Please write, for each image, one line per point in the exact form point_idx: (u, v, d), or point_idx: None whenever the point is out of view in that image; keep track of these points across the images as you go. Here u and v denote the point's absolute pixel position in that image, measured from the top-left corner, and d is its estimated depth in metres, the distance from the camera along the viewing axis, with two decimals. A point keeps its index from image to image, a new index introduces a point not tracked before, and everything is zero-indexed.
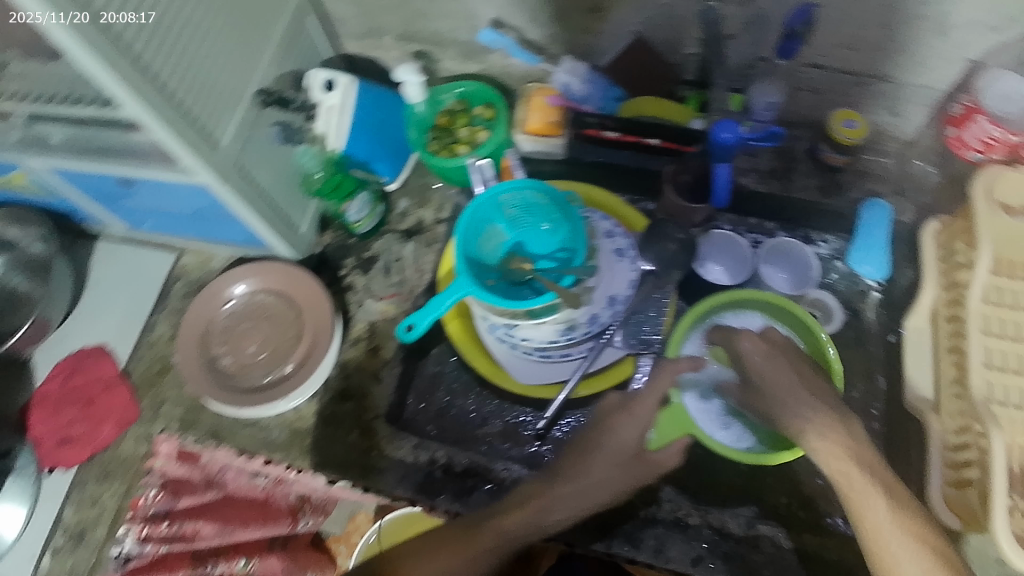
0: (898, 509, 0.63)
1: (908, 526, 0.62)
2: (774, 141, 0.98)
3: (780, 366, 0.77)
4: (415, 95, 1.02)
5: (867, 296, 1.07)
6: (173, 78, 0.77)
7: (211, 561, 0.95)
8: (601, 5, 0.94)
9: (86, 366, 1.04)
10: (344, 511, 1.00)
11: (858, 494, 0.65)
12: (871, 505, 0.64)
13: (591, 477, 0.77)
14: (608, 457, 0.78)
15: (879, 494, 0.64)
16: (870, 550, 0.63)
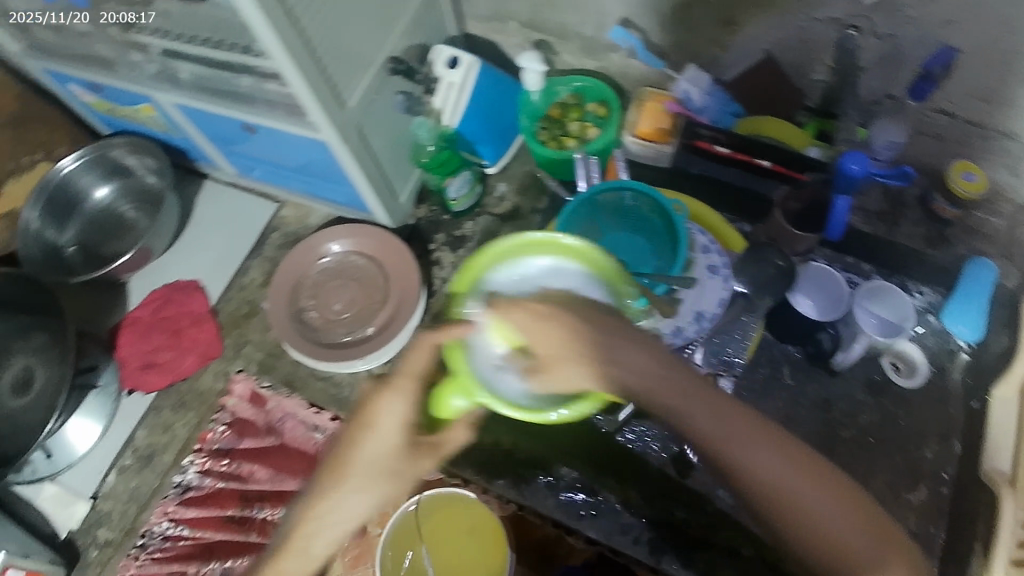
0: (866, 530, 0.57)
1: (883, 540, 0.57)
2: (903, 181, 0.93)
3: (631, 372, 0.55)
4: (534, 83, 1.02)
5: (955, 357, 1.02)
6: (315, 33, 0.79)
7: (257, 505, 0.97)
8: (735, 19, 0.94)
9: (179, 298, 1.08)
10: None
11: (823, 532, 0.57)
12: (840, 538, 0.57)
13: (365, 483, 0.64)
14: (372, 462, 0.63)
15: (759, 453, 0.57)
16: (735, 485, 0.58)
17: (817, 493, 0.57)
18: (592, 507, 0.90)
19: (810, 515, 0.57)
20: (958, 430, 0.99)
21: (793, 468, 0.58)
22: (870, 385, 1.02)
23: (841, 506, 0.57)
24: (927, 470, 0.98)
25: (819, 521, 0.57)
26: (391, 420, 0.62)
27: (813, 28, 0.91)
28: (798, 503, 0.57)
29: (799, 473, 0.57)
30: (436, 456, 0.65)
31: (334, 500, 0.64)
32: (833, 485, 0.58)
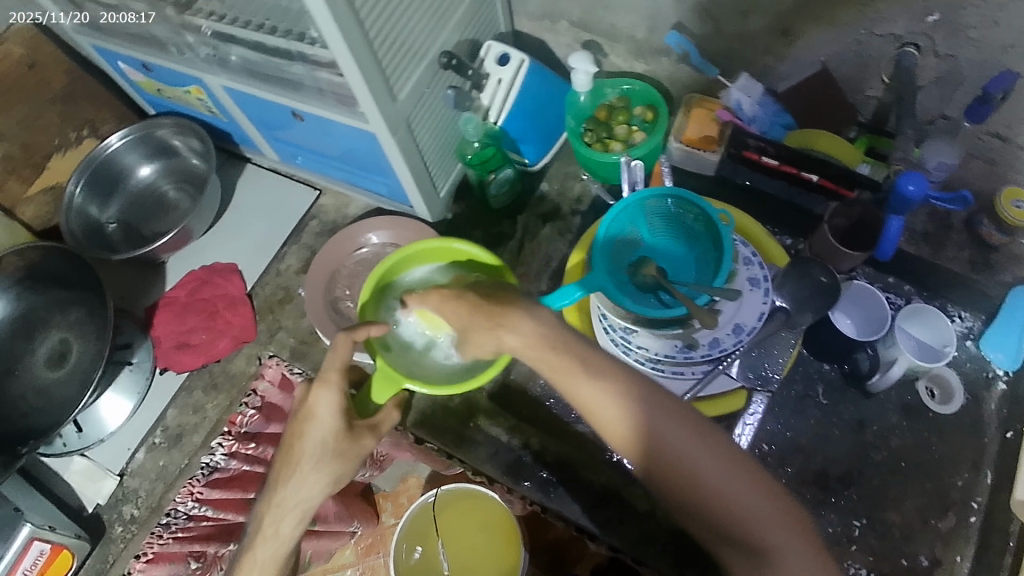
0: (749, 485, 0.58)
1: (768, 496, 0.58)
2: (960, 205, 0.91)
3: (534, 341, 0.63)
4: (583, 85, 1.01)
5: (991, 386, 1.00)
6: (374, 24, 0.79)
7: None
8: (792, 30, 0.93)
9: (216, 281, 1.08)
10: (398, 472, 1.12)
11: (701, 490, 0.58)
12: (722, 496, 0.57)
13: (317, 473, 0.65)
14: (314, 451, 0.65)
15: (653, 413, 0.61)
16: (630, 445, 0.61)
17: (691, 447, 0.59)
18: (620, 517, 0.89)
19: (685, 471, 0.58)
20: (990, 459, 0.97)
21: (667, 423, 0.60)
22: (904, 409, 1.00)
23: (717, 457, 0.59)
24: (957, 498, 0.96)
25: (695, 479, 0.58)
26: (327, 410, 0.65)
27: (872, 44, 0.90)
28: (674, 459, 0.59)
29: (673, 427, 0.60)
30: (376, 436, 0.67)
31: (289, 496, 0.65)
32: (708, 443, 0.59)
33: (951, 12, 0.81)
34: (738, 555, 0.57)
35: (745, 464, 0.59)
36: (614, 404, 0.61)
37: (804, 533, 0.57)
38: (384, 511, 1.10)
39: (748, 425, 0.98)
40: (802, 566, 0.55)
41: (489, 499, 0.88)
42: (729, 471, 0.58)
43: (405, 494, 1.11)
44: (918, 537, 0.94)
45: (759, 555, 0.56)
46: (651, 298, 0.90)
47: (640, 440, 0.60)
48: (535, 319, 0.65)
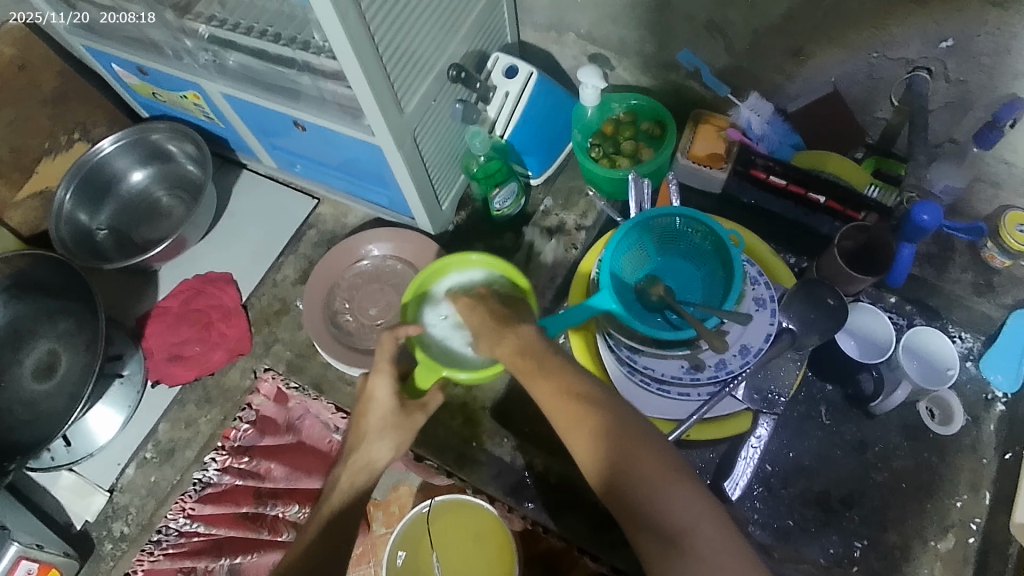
0: (661, 468, 0.56)
1: (679, 479, 0.56)
2: (976, 236, 0.96)
3: (513, 348, 0.66)
4: (591, 100, 0.99)
5: (990, 407, 0.99)
6: (384, 36, 0.77)
7: (270, 502, 0.93)
8: (803, 49, 0.92)
9: (210, 291, 1.06)
10: (390, 480, 1.03)
11: (613, 470, 0.57)
12: (634, 479, 0.56)
13: (382, 441, 0.66)
14: (380, 420, 0.67)
15: (592, 408, 0.60)
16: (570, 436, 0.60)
17: (606, 429, 0.59)
18: (624, 541, 0.87)
19: (603, 452, 0.58)
20: (988, 480, 0.96)
21: (589, 407, 0.60)
22: (905, 430, 0.99)
23: (632, 440, 0.58)
24: (956, 519, 0.95)
25: (609, 459, 0.57)
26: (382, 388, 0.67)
27: (884, 67, 0.89)
28: (593, 440, 0.59)
29: (595, 410, 0.60)
30: (426, 413, 0.69)
31: (362, 458, 0.66)
32: (624, 427, 0.58)
33: (965, 39, 0.80)
34: (649, 541, 0.54)
35: (661, 448, 0.58)
36: (558, 395, 0.62)
37: (715, 521, 0.55)
38: (374, 520, 1.02)
39: (753, 451, 0.90)
40: (710, 551, 0.53)
41: (475, 506, 0.90)
42: (644, 453, 0.57)
43: (396, 504, 1.02)
44: (918, 558, 0.93)
45: (668, 540, 0.54)
46: (658, 318, 0.89)
47: (565, 425, 0.61)
48: (521, 333, 0.67)
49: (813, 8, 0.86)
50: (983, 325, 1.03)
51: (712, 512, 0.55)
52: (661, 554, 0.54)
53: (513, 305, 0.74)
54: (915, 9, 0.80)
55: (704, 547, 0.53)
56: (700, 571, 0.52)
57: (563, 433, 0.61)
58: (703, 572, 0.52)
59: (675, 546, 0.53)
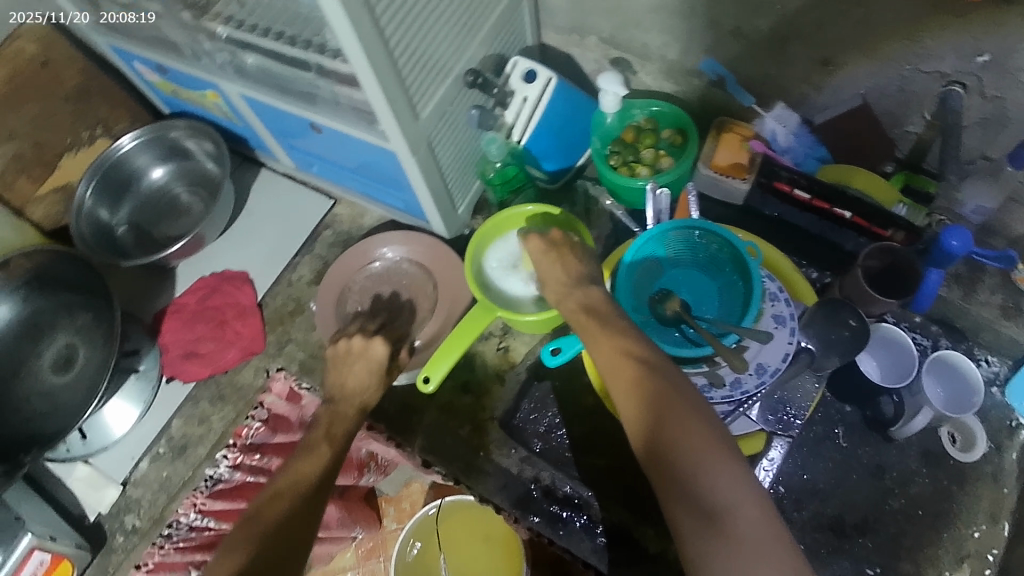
0: (707, 444, 0.56)
1: (726, 455, 0.56)
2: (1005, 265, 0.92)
3: (574, 304, 0.76)
4: (611, 106, 0.98)
5: (1014, 435, 0.96)
6: (399, 41, 0.76)
7: None
8: (832, 60, 0.89)
9: (226, 289, 1.07)
10: (402, 476, 1.08)
11: (661, 441, 0.57)
12: (681, 450, 0.56)
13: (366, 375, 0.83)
14: (356, 379, 0.82)
15: (649, 375, 0.62)
16: (624, 403, 0.62)
17: (662, 398, 0.60)
18: (631, 560, 0.86)
19: (654, 421, 0.59)
20: (1008, 510, 0.93)
21: (648, 376, 0.62)
22: (924, 455, 0.96)
23: (681, 412, 0.58)
24: (972, 549, 0.92)
25: (658, 429, 0.58)
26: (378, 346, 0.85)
27: (916, 80, 0.86)
28: (644, 408, 0.60)
29: (650, 378, 0.62)
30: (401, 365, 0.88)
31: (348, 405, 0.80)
32: (677, 398, 0.59)
33: (1003, 55, 0.76)
34: (686, 514, 0.54)
35: (712, 425, 0.58)
36: (619, 359, 0.65)
37: (758, 505, 0.54)
38: (386, 514, 1.08)
39: (766, 472, 0.91)
40: (747, 534, 0.52)
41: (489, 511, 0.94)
42: (693, 426, 0.57)
43: (407, 500, 1.08)
44: None
45: (706, 516, 0.53)
46: (673, 333, 0.86)
47: (619, 387, 0.63)
48: (587, 293, 0.77)
49: (843, 19, 0.84)
50: (1012, 349, 0.99)
51: (754, 496, 0.54)
52: (698, 529, 0.53)
53: (583, 259, 0.83)
54: (952, 23, 0.77)
55: (743, 528, 0.53)
56: (736, 551, 0.52)
57: (617, 398, 0.64)
58: (740, 552, 0.51)
59: (712, 523, 0.53)
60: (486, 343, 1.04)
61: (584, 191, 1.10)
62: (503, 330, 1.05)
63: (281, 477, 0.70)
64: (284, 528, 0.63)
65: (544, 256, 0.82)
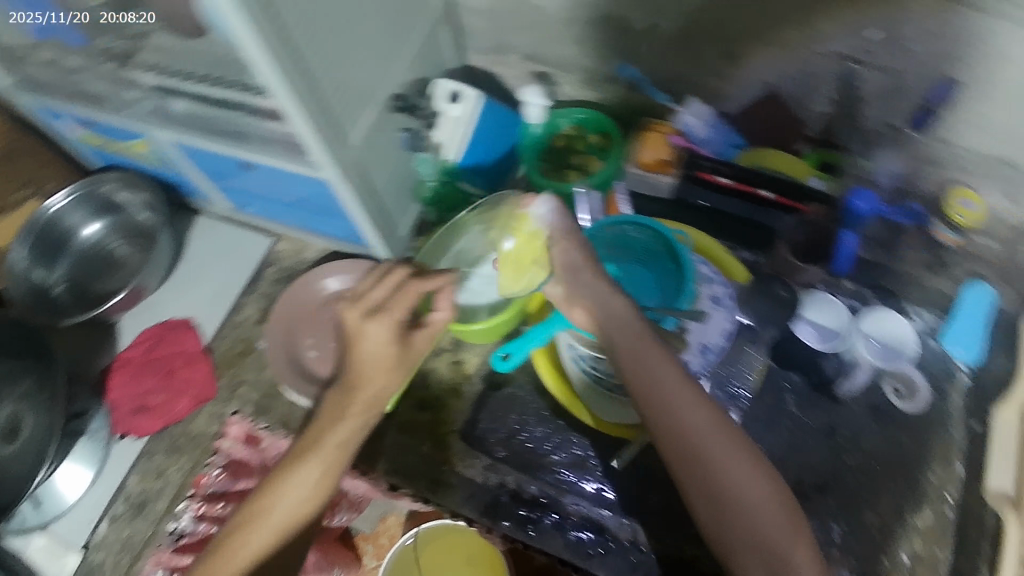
0: (779, 508, 0.64)
1: (783, 509, 0.64)
2: (912, 220, 1.02)
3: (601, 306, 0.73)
4: (535, 117, 1.08)
5: (955, 379, 1.02)
6: (320, 69, 0.78)
7: None
8: (737, 53, 0.95)
9: (171, 337, 1.06)
10: (377, 511, 0.98)
11: (744, 500, 0.64)
12: (749, 506, 0.64)
13: (378, 373, 0.73)
14: (374, 369, 0.73)
15: (728, 435, 0.66)
16: (694, 449, 0.65)
17: (732, 461, 0.65)
18: (602, 549, 0.89)
19: (735, 478, 0.64)
20: (959, 453, 0.99)
21: (714, 436, 0.66)
22: (872, 410, 1.01)
23: (758, 477, 0.65)
24: (931, 492, 0.97)
25: (742, 489, 0.64)
26: (375, 342, 0.73)
27: (816, 62, 0.92)
28: (725, 468, 0.65)
29: (729, 437, 0.66)
30: (419, 348, 0.76)
31: (358, 404, 0.72)
32: (753, 461, 0.66)
33: (891, 29, 0.83)
34: (757, 569, 0.62)
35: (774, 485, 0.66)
36: (692, 405, 0.67)
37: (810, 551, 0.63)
38: (364, 553, 0.97)
39: None
40: None
41: (470, 531, 0.90)
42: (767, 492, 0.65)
43: (386, 536, 0.97)
44: (896, 534, 0.95)
45: (778, 569, 0.62)
46: None
47: (693, 432, 0.66)
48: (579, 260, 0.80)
49: (743, 14, 0.89)
50: (940, 302, 1.05)
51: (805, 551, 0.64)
52: None
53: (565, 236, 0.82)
54: (842, 6, 0.83)
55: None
56: None
57: (683, 440, 0.66)
58: None
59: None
60: (437, 359, 1.05)
61: None
62: (454, 344, 1.06)
63: (264, 507, 0.70)
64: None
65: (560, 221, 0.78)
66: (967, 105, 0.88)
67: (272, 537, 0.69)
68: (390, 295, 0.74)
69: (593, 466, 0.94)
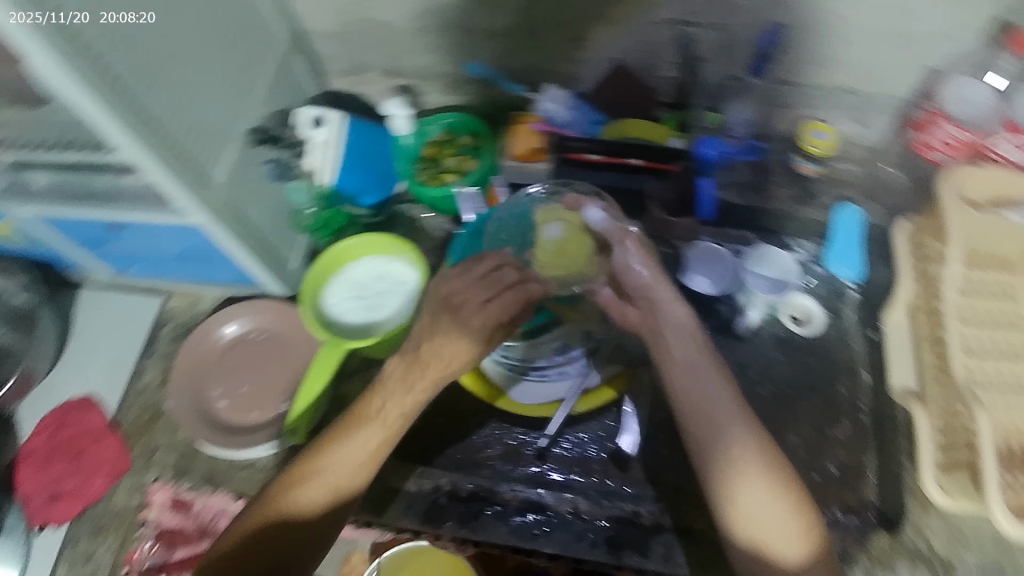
0: (799, 538, 0.66)
1: (806, 543, 0.65)
2: (755, 154, 1.06)
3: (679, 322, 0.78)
4: (402, 128, 1.10)
5: (844, 297, 1.12)
6: (167, 115, 0.77)
7: None
8: (582, 35, 0.99)
9: (74, 418, 1.03)
10: (339, 552, 0.97)
11: (760, 520, 0.66)
12: (763, 526, 0.66)
13: (444, 352, 0.73)
14: (447, 349, 0.73)
15: (763, 459, 0.69)
16: (726, 465, 0.69)
17: (773, 488, 0.67)
18: (547, 526, 0.93)
19: (759, 497, 0.67)
20: (862, 361, 1.08)
21: (758, 461, 0.68)
22: (778, 340, 1.09)
23: (784, 503, 0.67)
24: (846, 404, 1.05)
25: (761, 509, 0.66)
26: (454, 338, 0.73)
27: (653, 31, 0.97)
28: (752, 485, 0.67)
29: (764, 460, 0.69)
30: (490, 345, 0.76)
31: (425, 381, 0.73)
32: (785, 486, 0.67)
33: None
34: None
35: (806, 519, 0.67)
36: (727, 423, 0.70)
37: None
38: None
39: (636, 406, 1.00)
40: None
41: (433, 548, 0.88)
42: (791, 521, 0.66)
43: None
44: (821, 450, 1.02)
45: None
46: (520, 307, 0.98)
47: (724, 448, 0.69)
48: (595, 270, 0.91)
49: None
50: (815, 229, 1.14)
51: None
52: None
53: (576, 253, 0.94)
54: None
55: None
56: None
57: (716, 454, 0.69)
58: None
59: None
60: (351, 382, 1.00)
61: (405, 215, 1.14)
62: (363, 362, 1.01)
63: (321, 465, 0.70)
64: (265, 538, 0.67)
65: (615, 222, 0.92)
66: (797, 45, 0.96)
67: (320, 498, 0.69)
68: (469, 289, 0.75)
69: (526, 455, 0.98)
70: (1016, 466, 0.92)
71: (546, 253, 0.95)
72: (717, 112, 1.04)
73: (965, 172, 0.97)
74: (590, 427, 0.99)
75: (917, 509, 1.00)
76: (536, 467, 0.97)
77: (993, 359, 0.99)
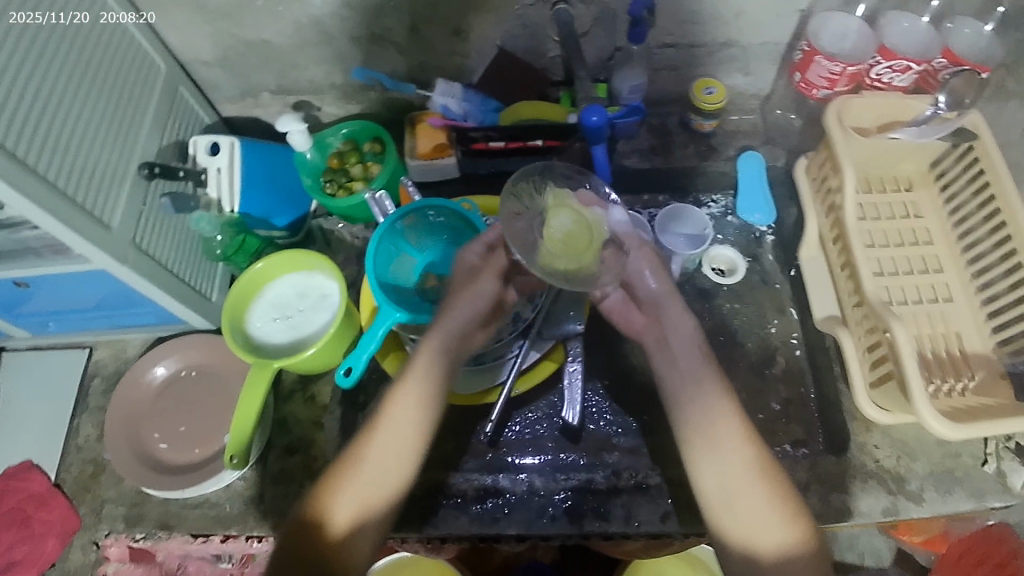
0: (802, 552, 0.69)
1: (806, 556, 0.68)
2: (637, 115, 1.07)
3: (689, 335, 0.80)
4: (302, 143, 1.05)
5: (762, 242, 1.14)
6: (48, 165, 0.76)
7: None
8: (462, 27, 1.01)
9: (15, 485, 1.01)
10: None
11: (768, 533, 0.69)
12: (765, 540, 0.69)
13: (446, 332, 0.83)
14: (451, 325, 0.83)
15: (768, 478, 0.71)
16: (730, 480, 0.72)
17: (769, 502, 0.70)
18: (504, 511, 0.95)
19: (764, 511, 0.70)
20: (787, 300, 1.11)
21: (757, 477, 0.71)
22: (701, 293, 1.11)
23: (788, 519, 0.70)
24: (778, 342, 1.08)
25: (767, 523, 0.69)
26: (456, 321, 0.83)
27: (529, 14, 0.99)
28: (757, 498, 0.71)
29: (773, 475, 0.72)
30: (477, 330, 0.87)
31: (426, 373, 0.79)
32: (789, 502, 0.71)
33: None
34: None
35: (809, 534, 0.70)
36: (731, 438, 0.73)
37: None
38: None
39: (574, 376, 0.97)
40: None
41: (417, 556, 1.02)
42: (791, 535, 0.69)
43: None
44: (762, 388, 1.04)
45: None
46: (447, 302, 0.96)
47: (731, 462, 0.72)
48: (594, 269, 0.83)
49: None
50: (723, 181, 1.17)
51: None
52: None
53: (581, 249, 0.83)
54: None
55: None
56: None
57: (725, 468, 0.72)
58: None
59: None
60: (291, 401, 1.01)
61: (318, 229, 1.14)
62: (302, 382, 1.02)
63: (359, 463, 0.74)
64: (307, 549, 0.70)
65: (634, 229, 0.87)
66: (668, 7, 0.99)
67: (362, 500, 0.73)
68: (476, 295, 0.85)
69: (479, 445, 0.99)
70: (939, 372, 0.97)
71: (554, 243, 0.82)
72: (604, 84, 1.07)
73: (846, 100, 0.99)
74: (534, 405, 1.01)
75: (860, 430, 1.04)
76: (490, 455, 0.98)
77: (908, 276, 1.04)
